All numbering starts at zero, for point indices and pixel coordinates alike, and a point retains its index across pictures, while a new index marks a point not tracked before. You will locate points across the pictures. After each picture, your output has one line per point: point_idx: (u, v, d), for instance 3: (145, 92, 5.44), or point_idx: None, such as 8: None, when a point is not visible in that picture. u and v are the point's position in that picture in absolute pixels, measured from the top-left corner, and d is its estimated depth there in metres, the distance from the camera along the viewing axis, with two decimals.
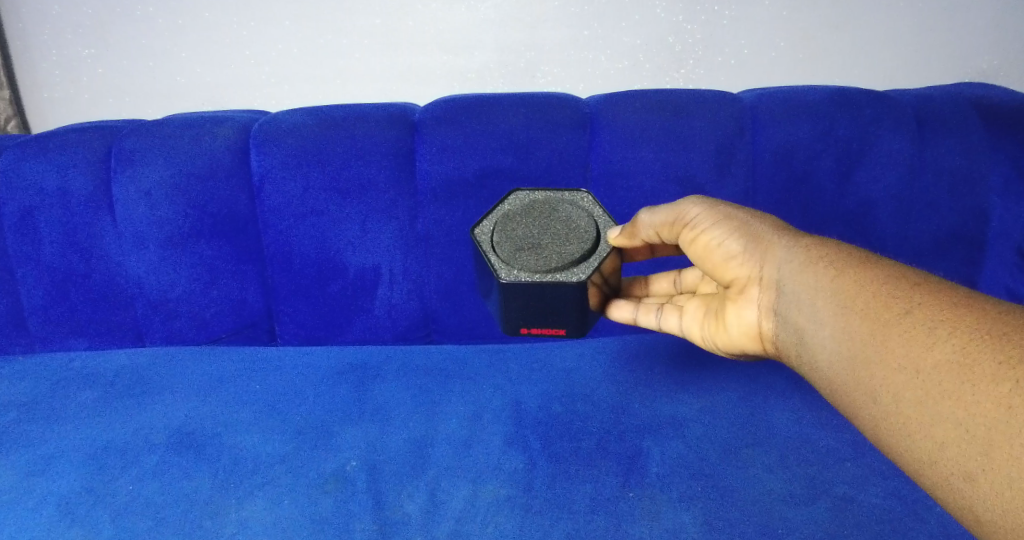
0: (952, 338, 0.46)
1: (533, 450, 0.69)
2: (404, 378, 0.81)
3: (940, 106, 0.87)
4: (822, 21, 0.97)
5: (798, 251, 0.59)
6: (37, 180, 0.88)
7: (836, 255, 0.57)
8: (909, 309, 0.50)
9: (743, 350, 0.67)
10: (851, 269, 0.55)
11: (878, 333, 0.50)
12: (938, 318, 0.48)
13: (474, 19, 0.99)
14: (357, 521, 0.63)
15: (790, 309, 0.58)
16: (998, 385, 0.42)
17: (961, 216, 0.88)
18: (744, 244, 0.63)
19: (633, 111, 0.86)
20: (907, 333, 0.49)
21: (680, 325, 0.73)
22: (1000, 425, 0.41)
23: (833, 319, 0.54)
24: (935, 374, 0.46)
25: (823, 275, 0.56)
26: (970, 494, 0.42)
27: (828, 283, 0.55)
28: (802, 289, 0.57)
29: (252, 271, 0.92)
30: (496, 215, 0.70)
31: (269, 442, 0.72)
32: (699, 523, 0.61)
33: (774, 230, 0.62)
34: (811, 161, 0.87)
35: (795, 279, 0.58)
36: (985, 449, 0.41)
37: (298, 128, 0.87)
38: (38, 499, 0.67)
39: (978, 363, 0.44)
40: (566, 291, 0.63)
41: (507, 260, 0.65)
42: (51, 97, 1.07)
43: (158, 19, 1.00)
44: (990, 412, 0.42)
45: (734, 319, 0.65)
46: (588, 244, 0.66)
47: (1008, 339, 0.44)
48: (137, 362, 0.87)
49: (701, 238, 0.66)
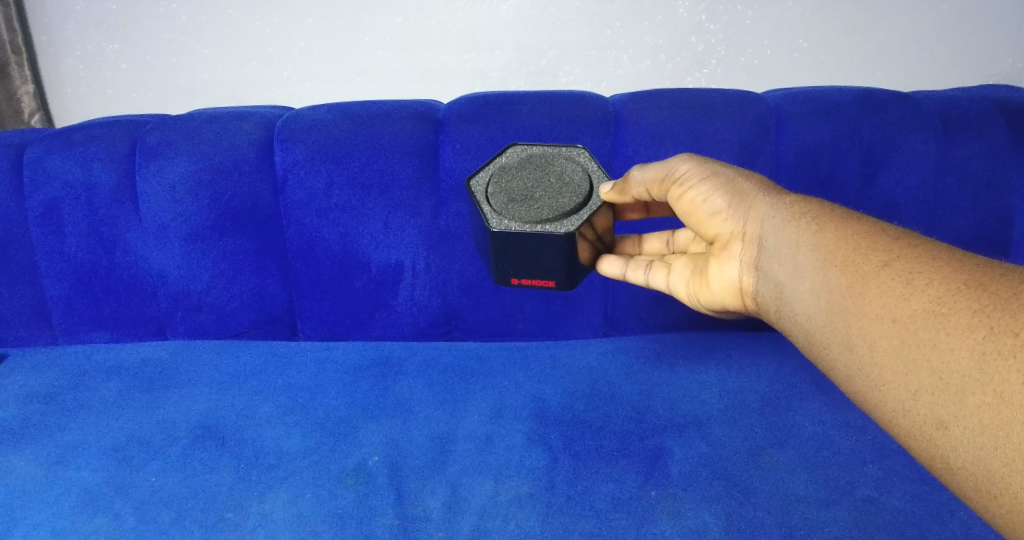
0: (929, 289, 0.46)
1: (555, 447, 0.69)
2: (426, 374, 0.81)
3: (965, 108, 0.87)
4: (844, 22, 0.97)
5: (782, 207, 0.59)
6: (62, 174, 0.89)
7: (819, 212, 0.58)
8: (887, 262, 0.50)
9: (724, 307, 0.67)
10: (833, 226, 0.55)
11: (856, 284, 0.50)
12: (917, 271, 0.48)
13: (497, 18, 0.99)
14: (379, 516, 0.63)
15: (771, 264, 0.59)
16: (973, 333, 0.42)
17: (985, 218, 0.88)
18: (728, 200, 0.63)
19: (656, 110, 0.86)
20: (885, 284, 0.49)
21: (667, 282, 0.71)
22: (972, 372, 0.41)
23: (812, 271, 0.54)
24: (911, 324, 0.46)
25: (805, 230, 0.56)
26: (942, 442, 0.42)
27: (809, 237, 0.56)
28: (784, 244, 0.57)
29: (275, 267, 0.92)
30: (493, 167, 0.70)
31: (292, 435, 0.73)
32: (721, 522, 0.61)
33: (760, 187, 0.63)
34: (835, 161, 0.86)
35: (777, 234, 0.58)
36: (957, 397, 0.41)
37: (322, 125, 0.87)
38: (62, 490, 0.68)
39: (954, 313, 0.44)
40: (555, 239, 0.62)
41: (500, 211, 0.65)
42: (75, 92, 1.09)
43: (181, 16, 1.01)
44: (964, 360, 0.41)
45: (715, 276, 0.66)
46: (581, 197, 0.66)
47: (984, 288, 0.43)
48: (161, 355, 0.88)
49: (688, 194, 0.65)
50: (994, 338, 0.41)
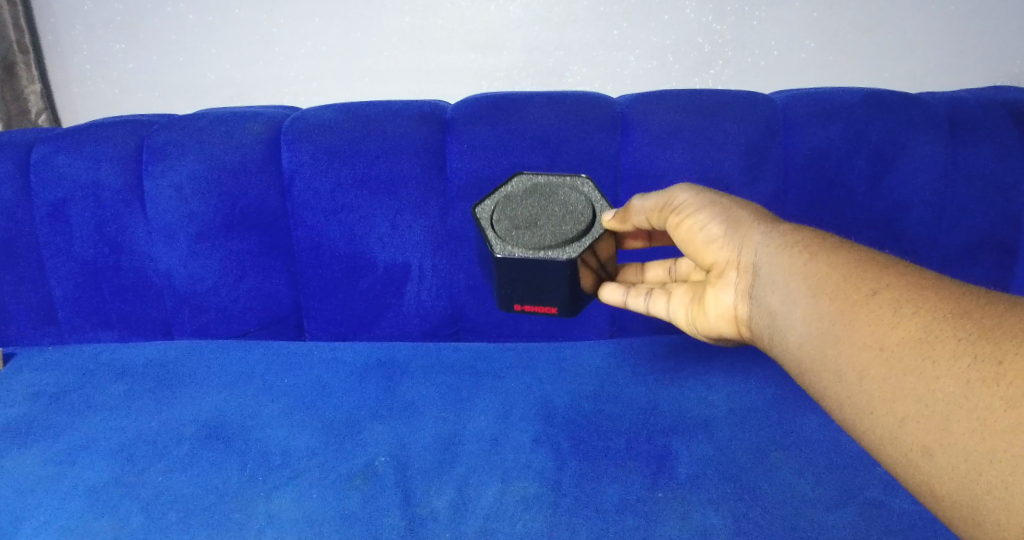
0: (917, 317, 0.45)
1: (562, 448, 0.69)
2: (433, 374, 0.81)
3: (973, 109, 0.87)
4: (851, 22, 0.97)
5: (776, 235, 0.57)
6: (70, 173, 0.89)
7: (811, 239, 0.56)
8: (877, 290, 0.48)
9: (720, 334, 0.64)
10: (824, 253, 0.54)
11: (845, 312, 0.49)
12: (905, 298, 0.46)
13: (505, 19, 0.99)
14: (385, 517, 0.63)
15: (764, 292, 0.56)
16: (959, 360, 0.41)
17: (993, 221, 0.87)
18: (725, 228, 0.61)
19: (663, 111, 0.86)
20: (874, 311, 0.47)
21: (667, 309, 0.70)
22: (959, 399, 0.40)
23: (803, 299, 0.52)
24: (899, 351, 0.44)
25: (797, 258, 0.54)
26: (927, 469, 0.41)
27: (800, 265, 0.54)
28: (777, 271, 0.55)
29: (281, 266, 0.92)
30: (498, 195, 0.71)
31: (297, 435, 0.73)
32: (728, 524, 0.60)
33: (755, 215, 0.61)
34: (843, 162, 0.86)
35: (771, 261, 0.56)
36: (943, 424, 0.40)
37: (329, 125, 0.87)
38: (68, 489, 0.68)
39: (941, 341, 0.43)
40: (557, 266, 0.63)
41: (504, 236, 0.66)
42: (82, 92, 1.09)
43: (189, 16, 1.01)
44: (950, 387, 0.41)
45: (711, 302, 0.63)
46: (583, 225, 0.67)
47: (970, 316, 0.43)
48: (168, 355, 0.88)
49: (685, 222, 0.64)
50: (980, 365, 0.40)
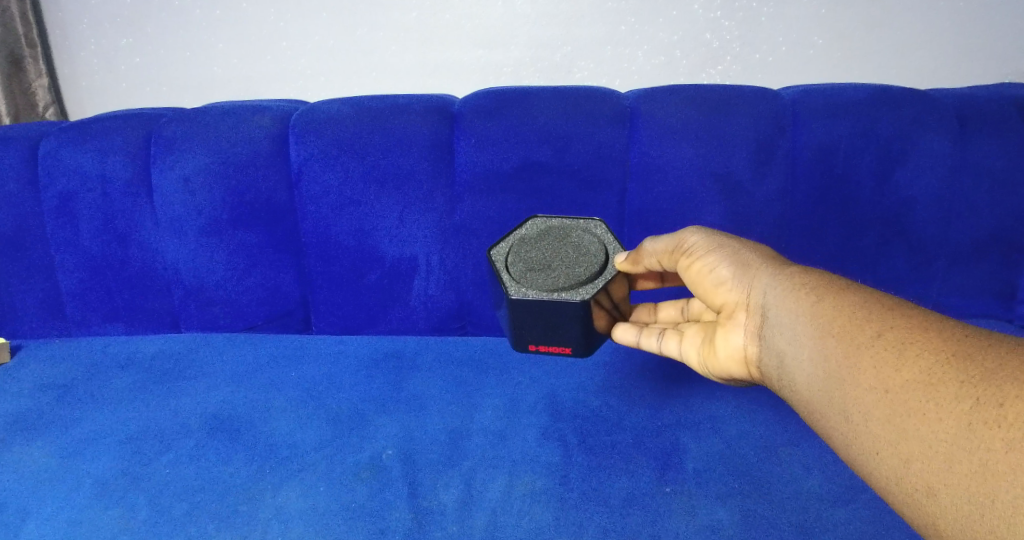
0: (920, 359, 0.44)
1: (569, 443, 0.69)
2: (439, 369, 0.82)
3: (982, 105, 0.86)
4: (860, 18, 0.96)
5: (784, 278, 0.56)
6: (78, 167, 0.89)
7: (819, 281, 0.54)
8: (882, 332, 0.47)
9: (731, 375, 0.63)
10: (831, 295, 0.52)
11: (851, 353, 0.48)
12: (910, 340, 0.45)
13: (512, 14, 0.99)
14: (392, 509, 0.63)
15: (773, 334, 0.55)
16: (959, 402, 0.40)
17: (1001, 218, 0.87)
18: (734, 270, 0.61)
19: (672, 106, 0.86)
20: (879, 354, 0.46)
21: (679, 350, 0.68)
22: (960, 441, 0.39)
23: (810, 341, 0.51)
24: (903, 393, 0.43)
25: (805, 301, 0.53)
26: (933, 509, 0.40)
27: (808, 308, 0.52)
28: (785, 313, 0.54)
29: (289, 260, 0.92)
30: (512, 238, 0.72)
31: (304, 429, 0.73)
32: (736, 518, 0.60)
33: (764, 258, 0.60)
34: (852, 158, 0.86)
35: (780, 304, 0.55)
36: (946, 464, 0.40)
37: (336, 118, 0.87)
38: (75, 482, 0.68)
39: (942, 383, 0.42)
40: (571, 307, 0.63)
41: (518, 278, 0.66)
42: (89, 86, 1.09)
43: (196, 10, 1.01)
44: (952, 429, 0.40)
45: (721, 343, 0.62)
46: (596, 265, 0.67)
47: (972, 359, 0.42)
48: (176, 350, 0.89)
49: (695, 264, 0.64)
50: (980, 407, 0.39)
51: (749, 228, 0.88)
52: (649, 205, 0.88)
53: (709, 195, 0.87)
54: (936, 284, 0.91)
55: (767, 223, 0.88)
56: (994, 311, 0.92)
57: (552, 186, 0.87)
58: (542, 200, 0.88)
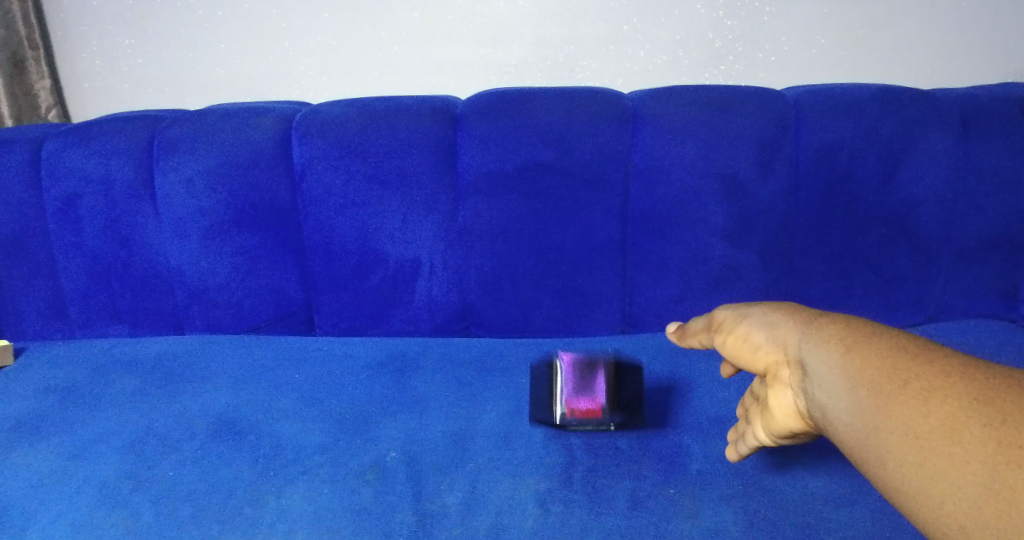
0: (946, 401, 0.39)
1: (574, 445, 0.70)
2: (443, 372, 0.82)
3: (985, 105, 0.86)
4: (863, 18, 0.96)
5: (814, 330, 0.50)
6: (81, 169, 0.89)
7: (845, 330, 0.48)
8: (908, 376, 0.41)
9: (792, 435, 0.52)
10: (858, 343, 0.46)
11: (881, 403, 0.41)
12: (943, 386, 0.40)
13: (514, 13, 0.99)
14: (397, 512, 0.63)
15: (810, 392, 0.48)
16: (991, 448, 0.36)
17: (1005, 218, 0.87)
18: (765, 330, 0.54)
19: (675, 107, 0.86)
20: (908, 401, 0.40)
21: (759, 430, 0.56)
22: (1003, 490, 0.34)
23: (841, 394, 0.44)
24: (939, 442, 0.38)
25: (833, 352, 0.46)
26: None
27: (836, 359, 0.46)
28: (818, 368, 0.47)
29: (292, 261, 0.92)
30: None
31: (309, 431, 0.73)
32: (741, 521, 0.60)
33: (789, 310, 0.54)
34: (856, 158, 0.86)
35: (813, 359, 0.48)
36: (988, 516, 0.35)
37: (339, 119, 0.87)
38: (80, 485, 0.68)
39: (971, 427, 0.37)
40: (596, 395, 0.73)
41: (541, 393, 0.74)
42: (90, 87, 1.09)
43: (199, 11, 1.02)
44: (989, 476, 0.35)
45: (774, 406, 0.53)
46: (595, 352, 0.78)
47: (999, 404, 0.37)
48: (181, 353, 0.89)
49: (726, 334, 0.58)
50: (1003, 449, 0.35)
51: (752, 228, 0.88)
52: (653, 205, 0.88)
53: (713, 195, 0.87)
54: (940, 284, 0.91)
55: (770, 224, 0.88)
56: (998, 310, 0.91)
57: (556, 187, 0.87)
58: (546, 200, 0.87)
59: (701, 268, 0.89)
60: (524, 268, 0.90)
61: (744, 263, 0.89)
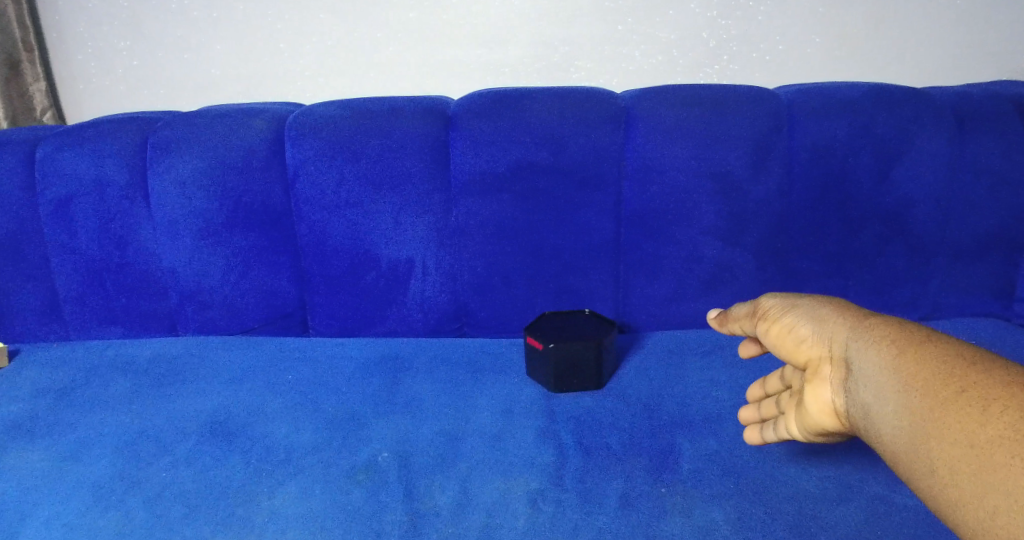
0: (1005, 411, 0.39)
1: (566, 445, 0.69)
2: (436, 372, 0.83)
3: (980, 103, 0.86)
4: (858, 17, 0.96)
5: (863, 329, 0.51)
6: (75, 170, 0.89)
7: (898, 333, 0.49)
8: (965, 385, 0.42)
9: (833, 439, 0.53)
10: (912, 346, 0.47)
11: (935, 407, 0.42)
12: (999, 397, 0.40)
13: (509, 13, 0.99)
14: (388, 512, 0.62)
15: (852, 389, 0.49)
16: None
17: (1000, 217, 0.87)
18: (812, 325, 0.56)
19: (668, 106, 0.85)
20: (963, 408, 0.41)
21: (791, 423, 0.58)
22: None
23: (889, 394, 0.45)
24: (992, 451, 0.39)
25: (884, 352, 0.48)
26: None
27: (887, 359, 0.47)
28: (865, 366, 0.48)
29: (286, 262, 0.92)
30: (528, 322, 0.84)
31: (302, 432, 0.73)
32: (732, 519, 0.60)
33: (839, 310, 0.55)
34: (850, 156, 0.86)
35: (858, 357, 0.49)
36: None
37: (332, 120, 0.87)
38: (72, 485, 0.68)
39: None
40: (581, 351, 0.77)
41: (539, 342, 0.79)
42: (86, 89, 1.09)
43: (194, 13, 1.02)
44: None
45: (808, 402, 0.54)
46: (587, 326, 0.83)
47: None
48: (174, 354, 0.89)
49: (773, 326, 0.59)
50: None
51: (747, 227, 0.88)
52: (647, 205, 0.88)
53: (707, 194, 0.86)
54: (935, 282, 0.90)
55: (764, 223, 0.88)
56: (994, 309, 0.91)
57: (550, 187, 0.87)
58: (540, 201, 0.87)
59: (695, 267, 0.89)
60: (517, 267, 0.90)
61: (738, 263, 0.89)
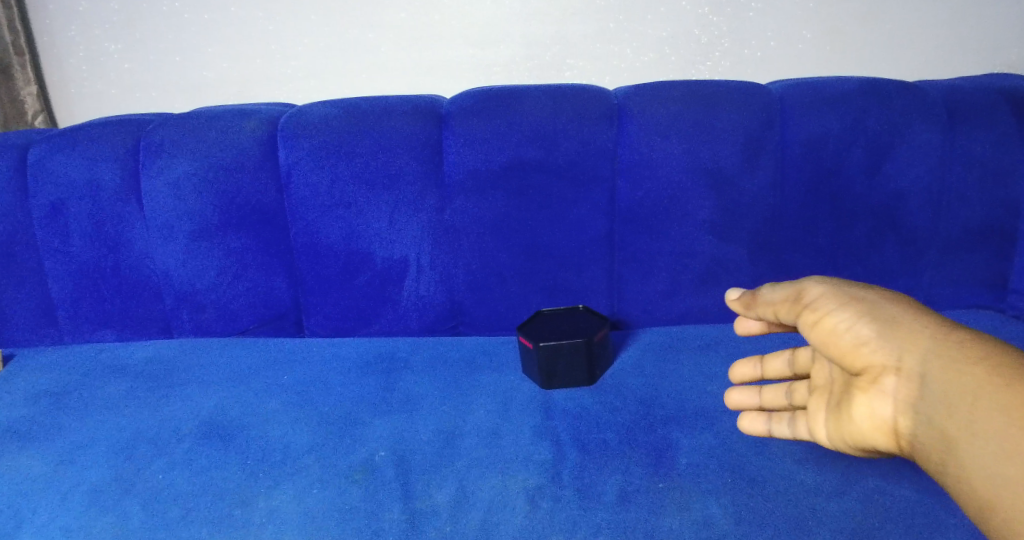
0: None
1: (562, 441, 0.70)
2: (432, 371, 0.83)
3: (970, 96, 0.87)
4: (848, 12, 0.97)
5: (944, 347, 0.49)
6: (67, 173, 0.89)
7: (981, 355, 0.48)
8: None
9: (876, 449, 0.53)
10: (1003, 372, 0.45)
11: None
12: None
13: (501, 13, 0.99)
14: (386, 511, 0.62)
15: (930, 411, 0.47)
16: None
17: (991, 209, 0.88)
18: (875, 328, 0.53)
19: (660, 103, 0.86)
20: None
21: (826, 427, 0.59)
22: None
23: (987, 426, 0.44)
24: None
25: (977, 378, 0.46)
26: None
27: (982, 386, 0.45)
28: (954, 388, 0.46)
29: (280, 263, 0.92)
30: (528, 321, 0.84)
31: (299, 432, 0.73)
32: (729, 513, 0.60)
33: (909, 317, 0.53)
34: (842, 151, 0.86)
35: (943, 377, 0.47)
36: None
37: (325, 120, 0.87)
38: (68, 490, 0.68)
39: None
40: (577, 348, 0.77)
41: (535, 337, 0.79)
42: (78, 93, 1.08)
43: (186, 15, 1.02)
44: None
45: (863, 414, 0.52)
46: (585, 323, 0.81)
47: None
48: (170, 357, 0.89)
49: (829, 321, 0.56)
50: None
51: (740, 223, 0.88)
52: (641, 201, 0.88)
53: (700, 190, 0.87)
54: (928, 275, 0.91)
55: (757, 218, 0.88)
56: (986, 301, 0.92)
57: (544, 185, 0.87)
58: (533, 198, 0.87)
59: (689, 263, 0.90)
60: (512, 266, 0.90)
61: (732, 258, 0.89)
